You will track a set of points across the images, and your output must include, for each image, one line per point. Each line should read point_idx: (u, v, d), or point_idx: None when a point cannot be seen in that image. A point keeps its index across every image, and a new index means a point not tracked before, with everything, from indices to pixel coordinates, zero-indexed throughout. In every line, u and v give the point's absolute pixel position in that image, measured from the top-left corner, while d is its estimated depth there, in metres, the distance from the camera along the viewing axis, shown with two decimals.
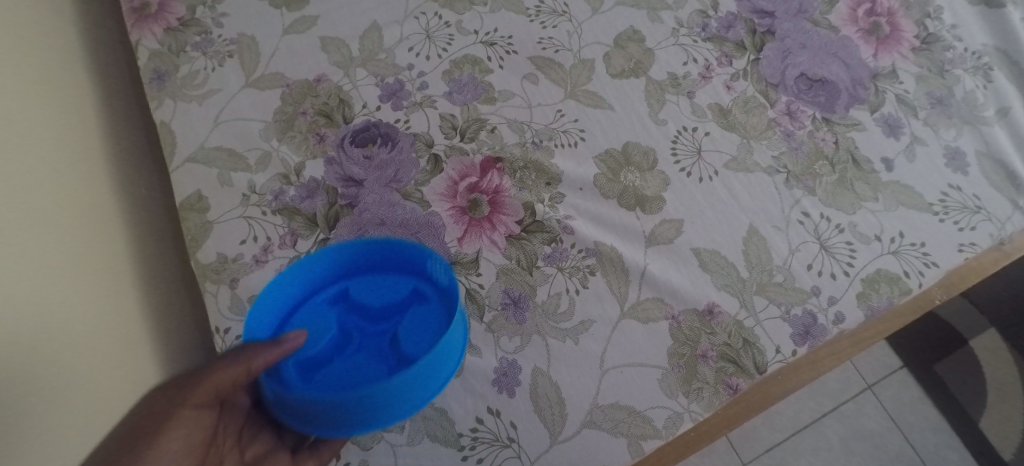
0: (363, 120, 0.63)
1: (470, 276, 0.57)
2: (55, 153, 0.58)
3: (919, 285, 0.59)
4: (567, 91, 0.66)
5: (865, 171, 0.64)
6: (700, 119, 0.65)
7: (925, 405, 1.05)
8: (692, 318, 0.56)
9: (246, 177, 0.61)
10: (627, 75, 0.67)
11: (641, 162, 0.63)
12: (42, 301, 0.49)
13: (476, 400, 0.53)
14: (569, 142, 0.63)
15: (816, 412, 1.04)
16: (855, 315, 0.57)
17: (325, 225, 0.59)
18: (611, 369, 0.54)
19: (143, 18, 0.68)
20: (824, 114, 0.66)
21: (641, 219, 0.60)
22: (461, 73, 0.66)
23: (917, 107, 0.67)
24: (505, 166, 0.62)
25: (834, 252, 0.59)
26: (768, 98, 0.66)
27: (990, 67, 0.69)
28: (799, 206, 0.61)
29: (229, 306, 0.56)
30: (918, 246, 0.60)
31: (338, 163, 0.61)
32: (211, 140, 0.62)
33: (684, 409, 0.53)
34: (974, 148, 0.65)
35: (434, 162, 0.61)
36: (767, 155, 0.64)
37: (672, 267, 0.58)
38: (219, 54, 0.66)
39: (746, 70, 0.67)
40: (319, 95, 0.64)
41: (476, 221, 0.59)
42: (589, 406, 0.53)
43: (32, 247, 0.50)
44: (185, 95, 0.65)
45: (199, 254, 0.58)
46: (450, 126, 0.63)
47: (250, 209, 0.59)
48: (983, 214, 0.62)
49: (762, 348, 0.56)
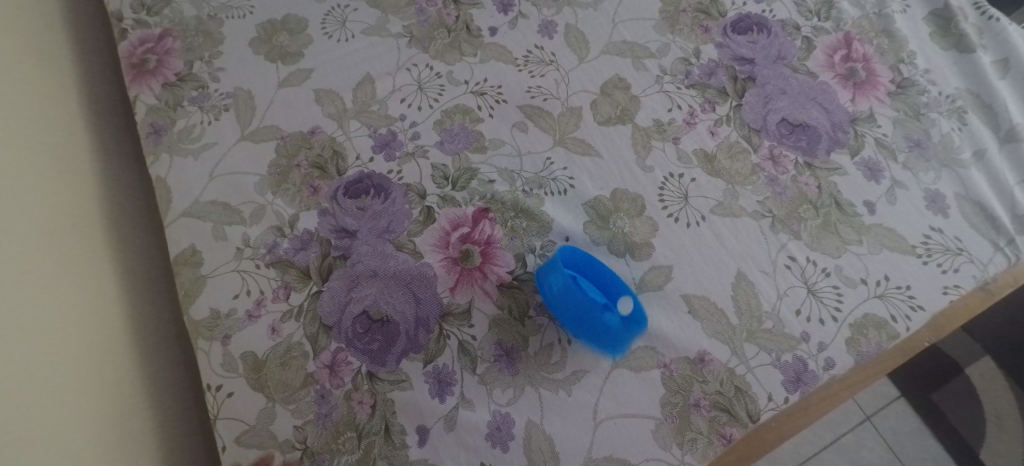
0: (357, 172, 0.65)
1: (463, 328, 0.57)
2: (56, 204, 0.58)
3: (906, 329, 0.60)
4: (556, 139, 0.68)
5: (848, 214, 0.65)
6: (686, 165, 0.67)
7: (924, 437, 1.04)
8: (684, 366, 0.57)
9: (240, 231, 0.62)
10: (614, 123, 0.69)
11: (630, 209, 0.64)
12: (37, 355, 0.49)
13: (470, 455, 0.53)
14: (559, 189, 0.65)
15: (817, 444, 1.03)
16: (845, 361, 0.58)
17: (318, 277, 0.59)
18: (605, 420, 0.54)
19: (141, 73, 0.70)
20: (806, 159, 0.68)
21: (631, 265, 0.61)
22: (453, 123, 0.68)
23: (895, 150, 0.69)
24: (496, 215, 0.63)
25: (822, 297, 0.60)
26: (751, 144, 0.68)
27: (964, 110, 0.72)
28: (785, 250, 0.63)
29: (221, 363, 0.56)
30: (903, 289, 0.62)
31: (331, 214, 0.62)
32: (207, 195, 0.63)
33: (678, 461, 0.54)
34: (953, 190, 0.67)
35: (427, 213, 0.63)
36: (752, 199, 0.65)
37: (663, 314, 0.59)
38: (215, 108, 0.68)
39: (729, 115, 0.70)
40: (313, 147, 0.66)
41: (468, 272, 0.60)
42: (583, 459, 0.53)
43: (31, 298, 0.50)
44: (181, 149, 0.66)
45: (192, 309, 0.59)
46: (442, 176, 0.65)
47: (243, 262, 0.60)
48: (965, 256, 0.64)
49: (754, 396, 0.56)
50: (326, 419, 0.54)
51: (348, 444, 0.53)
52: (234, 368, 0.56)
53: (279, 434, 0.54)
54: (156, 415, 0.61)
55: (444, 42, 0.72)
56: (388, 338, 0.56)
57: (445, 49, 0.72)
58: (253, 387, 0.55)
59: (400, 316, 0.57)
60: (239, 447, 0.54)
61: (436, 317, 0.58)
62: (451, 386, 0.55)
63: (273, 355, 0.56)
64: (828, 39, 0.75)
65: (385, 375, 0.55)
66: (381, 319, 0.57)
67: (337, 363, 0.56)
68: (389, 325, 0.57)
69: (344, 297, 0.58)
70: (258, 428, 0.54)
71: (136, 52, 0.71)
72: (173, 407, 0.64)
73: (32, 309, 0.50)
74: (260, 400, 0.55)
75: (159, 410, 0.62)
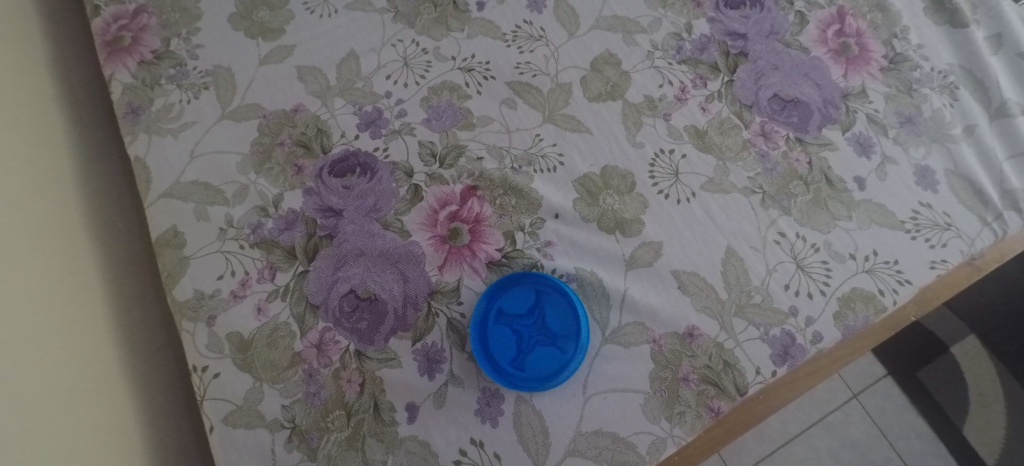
0: (342, 150, 0.63)
1: (451, 305, 0.57)
2: (37, 181, 0.57)
3: (893, 302, 0.60)
4: (545, 116, 0.67)
5: (838, 190, 0.65)
6: (677, 140, 0.66)
7: (909, 413, 1.06)
8: (673, 341, 0.57)
9: (223, 211, 0.61)
10: (604, 99, 0.68)
11: (620, 186, 0.64)
12: (27, 331, 0.49)
13: (460, 431, 0.53)
14: (548, 166, 0.64)
15: (803, 422, 1.05)
16: (833, 334, 0.58)
17: (303, 257, 0.58)
18: (594, 395, 0.55)
19: (116, 51, 0.68)
20: (798, 135, 0.67)
21: (621, 242, 0.61)
22: (440, 99, 0.66)
23: (886, 126, 0.69)
24: (485, 193, 0.62)
25: (811, 272, 0.61)
26: (743, 120, 0.68)
27: (956, 86, 0.71)
28: (775, 226, 0.62)
29: (207, 343, 0.56)
30: (891, 263, 0.62)
31: (316, 193, 0.61)
32: (188, 175, 0.62)
33: (667, 434, 0.54)
34: (942, 166, 0.67)
35: (414, 191, 0.62)
36: (742, 175, 0.65)
37: (652, 290, 0.59)
38: (194, 86, 0.66)
39: (721, 91, 0.69)
40: (296, 125, 0.64)
41: (456, 250, 0.59)
42: (572, 433, 0.54)
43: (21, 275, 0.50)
44: (160, 128, 0.64)
45: (175, 291, 0.58)
46: (429, 153, 0.64)
47: (228, 243, 0.59)
48: (953, 231, 0.64)
49: (742, 369, 0.57)
50: (315, 397, 0.54)
51: (337, 423, 0.53)
52: (221, 348, 0.56)
53: (267, 413, 0.54)
54: (144, 398, 0.60)
55: (430, 17, 0.70)
56: (375, 317, 0.56)
57: (430, 24, 0.70)
58: (240, 367, 0.55)
59: (388, 295, 0.57)
60: (227, 426, 0.54)
61: (424, 295, 0.57)
62: (440, 363, 0.55)
63: (259, 335, 0.56)
64: (821, 13, 0.74)
65: (374, 354, 0.55)
66: (368, 297, 0.57)
67: (325, 342, 0.56)
68: (376, 304, 0.57)
69: (330, 276, 0.58)
70: (246, 408, 0.54)
71: (111, 29, 0.69)
72: (161, 389, 0.63)
73: (21, 287, 0.50)
74: (248, 379, 0.55)
75: (146, 393, 0.61)
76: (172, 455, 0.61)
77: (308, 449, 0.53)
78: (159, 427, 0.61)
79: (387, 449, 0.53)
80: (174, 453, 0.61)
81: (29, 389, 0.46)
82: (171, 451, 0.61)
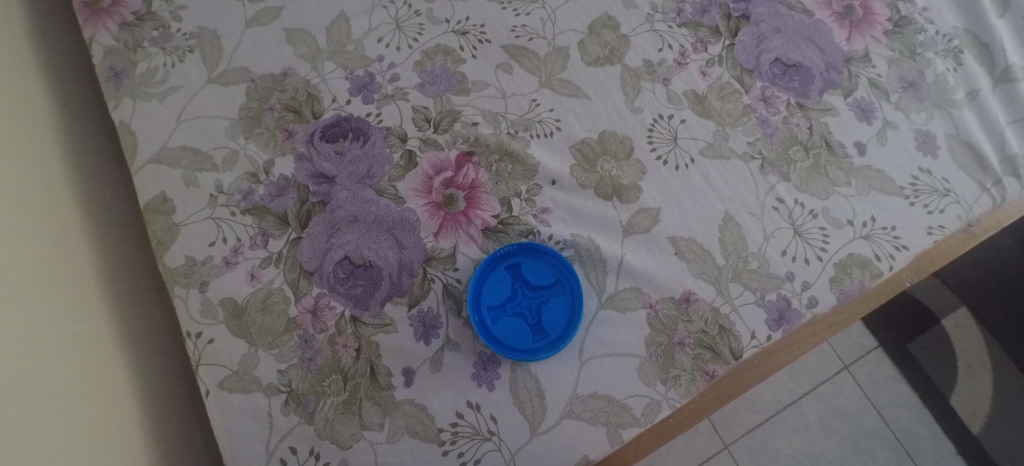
0: (334, 115, 0.62)
1: (447, 271, 0.57)
2: (20, 143, 0.55)
3: (889, 268, 0.60)
4: (542, 81, 0.65)
5: (838, 156, 0.64)
6: (676, 106, 0.65)
7: (898, 383, 1.08)
8: (669, 306, 0.57)
9: (212, 177, 0.60)
10: (602, 63, 0.66)
11: (617, 151, 0.63)
12: (23, 293, 0.48)
13: (456, 395, 0.54)
14: (545, 132, 0.63)
15: (794, 393, 1.07)
16: (828, 299, 0.58)
17: (296, 224, 0.58)
18: (590, 359, 0.55)
19: (95, 12, 0.65)
20: (798, 100, 0.66)
21: (618, 209, 0.60)
22: (433, 63, 0.65)
23: (889, 91, 0.67)
24: (480, 159, 0.61)
25: (808, 238, 0.60)
26: (743, 85, 0.66)
27: (961, 50, 0.70)
28: (774, 192, 0.62)
29: (200, 310, 0.56)
30: (889, 230, 0.61)
31: (308, 159, 0.60)
32: (175, 140, 0.61)
33: (662, 397, 0.54)
34: (943, 131, 0.66)
35: (408, 157, 0.61)
36: (742, 141, 0.64)
37: (649, 257, 0.59)
38: (179, 49, 0.64)
39: (722, 55, 0.67)
40: (286, 90, 0.63)
41: (451, 216, 0.59)
42: (569, 397, 0.54)
43: (10, 238, 0.49)
44: (144, 93, 0.63)
45: (166, 258, 0.57)
46: (423, 118, 0.62)
47: (218, 210, 0.58)
48: (952, 197, 0.63)
49: (737, 334, 0.57)
50: (311, 362, 0.54)
51: (334, 387, 0.54)
52: (214, 314, 0.55)
53: (263, 378, 0.54)
54: (139, 365, 0.60)
55: None
56: (371, 283, 0.56)
57: None
58: (235, 333, 0.55)
59: (383, 261, 0.57)
60: (223, 392, 0.54)
61: (420, 261, 0.57)
62: (436, 329, 0.55)
63: (253, 301, 0.56)
64: None
65: (369, 320, 0.55)
66: (363, 264, 0.56)
67: (320, 308, 0.55)
68: (371, 270, 0.56)
69: (324, 243, 0.57)
70: (241, 373, 0.54)
71: None
72: (155, 357, 0.63)
73: (12, 249, 0.49)
74: (243, 345, 0.55)
75: (141, 360, 0.61)
76: (167, 421, 0.61)
77: (305, 413, 0.53)
78: (154, 394, 0.61)
79: (384, 413, 0.53)
80: (170, 419, 0.62)
81: (26, 350, 0.47)
82: (167, 417, 0.61)
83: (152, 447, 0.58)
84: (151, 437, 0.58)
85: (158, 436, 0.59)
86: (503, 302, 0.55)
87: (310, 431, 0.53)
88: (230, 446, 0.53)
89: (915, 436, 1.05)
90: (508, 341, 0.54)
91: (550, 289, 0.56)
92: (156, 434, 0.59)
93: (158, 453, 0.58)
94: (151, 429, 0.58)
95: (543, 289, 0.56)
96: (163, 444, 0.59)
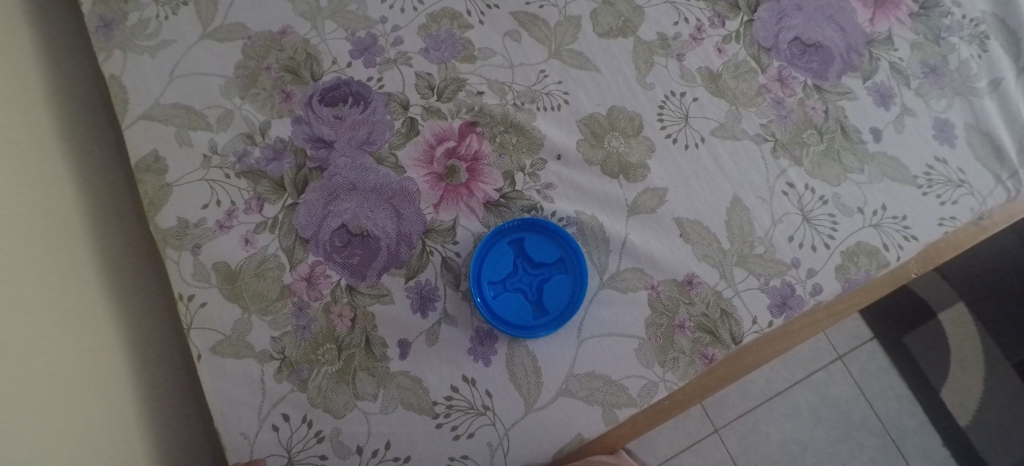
0: (333, 78, 0.60)
1: (447, 245, 0.56)
2: (9, 92, 0.53)
3: (896, 258, 0.59)
4: (551, 51, 0.62)
5: (852, 141, 0.62)
6: (688, 83, 0.63)
7: (891, 374, 1.08)
8: (671, 288, 0.56)
9: (206, 137, 0.58)
10: (614, 35, 0.63)
11: (626, 128, 0.61)
12: (14, 249, 0.48)
13: (451, 369, 0.53)
14: (552, 105, 0.61)
15: (787, 380, 1.07)
16: (832, 287, 0.57)
17: (293, 190, 0.56)
18: (588, 339, 0.54)
19: None
20: (815, 82, 0.63)
21: (624, 187, 0.59)
22: (439, 28, 0.62)
23: (909, 76, 0.65)
24: (484, 130, 0.59)
25: (816, 224, 0.59)
26: (760, 64, 0.64)
27: (987, 36, 0.67)
28: (784, 177, 0.60)
29: (193, 273, 0.55)
30: (899, 219, 0.60)
31: (306, 123, 0.58)
32: (167, 97, 0.59)
33: (659, 379, 0.54)
34: (963, 120, 0.64)
35: (410, 125, 0.59)
36: (755, 122, 0.62)
37: (653, 238, 0.57)
38: (172, 1, 0.61)
39: (739, 32, 0.64)
40: (284, 49, 0.60)
41: (452, 188, 0.57)
42: (565, 375, 0.54)
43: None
44: (135, 46, 0.60)
45: (158, 218, 0.56)
46: (426, 85, 0.60)
47: (212, 172, 0.57)
48: (966, 188, 0.62)
49: (738, 319, 0.56)
50: (305, 331, 0.54)
51: (327, 356, 0.53)
52: (207, 278, 0.55)
53: (256, 344, 0.53)
54: (129, 326, 0.60)
55: None
56: (368, 253, 0.55)
57: None
58: (228, 297, 0.54)
59: (381, 232, 0.55)
60: (215, 356, 0.53)
61: (419, 233, 0.55)
62: (434, 301, 0.54)
63: (246, 266, 0.55)
64: None
65: (365, 290, 0.54)
66: (361, 233, 0.55)
67: (315, 276, 0.54)
68: (368, 240, 0.55)
69: (321, 210, 0.56)
70: (234, 338, 0.53)
71: None
72: (145, 320, 0.62)
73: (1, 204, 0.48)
74: (236, 310, 0.54)
75: (131, 322, 0.60)
76: (157, 384, 0.61)
77: (298, 380, 0.53)
78: (145, 357, 0.60)
79: (378, 384, 0.53)
80: (160, 382, 0.61)
81: (19, 307, 0.46)
82: (157, 381, 0.61)
83: (142, 409, 0.57)
84: (141, 399, 0.58)
85: (147, 398, 0.59)
86: (502, 278, 0.54)
87: (302, 399, 0.52)
88: (221, 411, 0.52)
89: (905, 427, 1.06)
90: (507, 317, 0.53)
91: (551, 267, 0.55)
92: (146, 396, 0.58)
93: (148, 415, 0.58)
94: (141, 391, 0.58)
95: (544, 266, 0.55)
96: (153, 407, 0.59)
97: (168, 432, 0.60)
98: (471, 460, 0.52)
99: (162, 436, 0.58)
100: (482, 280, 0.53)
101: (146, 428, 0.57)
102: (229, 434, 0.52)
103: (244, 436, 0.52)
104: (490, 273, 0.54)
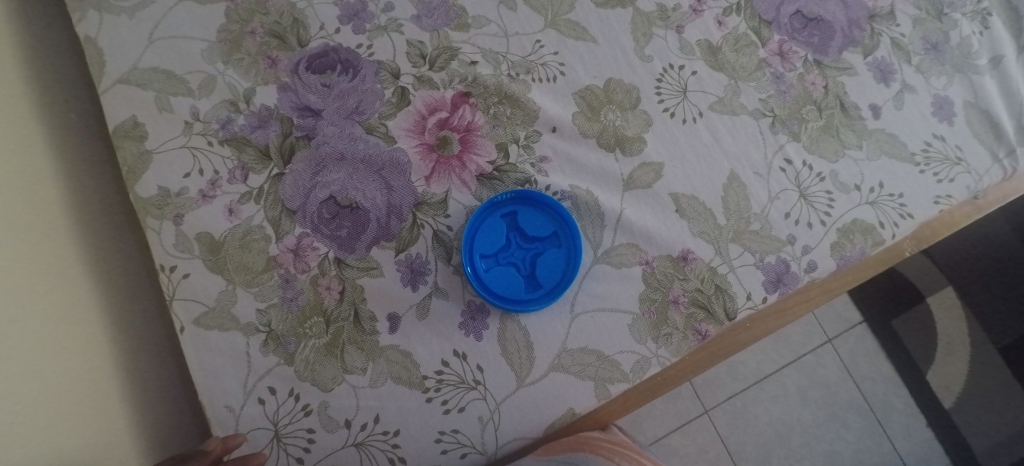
0: (321, 45, 0.58)
1: (438, 218, 0.54)
2: None
3: (892, 236, 0.58)
4: (547, 21, 0.60)
5: (851, 117, 0.61)
6: (687, 56, 0.61)
7: (879, 355, 1.09)
8: (666, 264, 0.55)
9: (188, 103, 0.56)
10: (613, 6, 0.61)
11: (623, 101, 0.59)
12: None
13: (442, 343, 0.52)
14: (548, 76, 0.59)
15: (777, 362, 1.08)
16: (826, 265, 0.57)
17: (279, 159, 0.55)
18: (581, 314, 0.54)
19: None
20: (816, 57, 0.62)
21: (620, 162, 0.58)
22: None
23: (911, 52, 0.63)
24: (478, 101, 0.58)
25: (813, 201, 0.58)
26: (760, 37, 0.62)
27: (989, 12, 0.65)
28: (782, 152, 0.59)
29: (175, 243, 0.53)
30: (895, 197, 0.59)
31: (293, 91, 0.56)
32: (146, 61, 0.57)
33: (652, 354, 0.54)
34: (962, 97, 0.63)
35: (400, 94, 0.57)
36: (754, 97, 0.60)
37: (649, 213, 0.56)
38: None
39: (740, 4, 0.63)
40: (269, 13, 0.58)
41: (445, 160, 0.56)
42: (557, 350, 0.53)
43: None
44: (111, 6, 0.58)
45: (137, 187, 0.54)
46: (418, 54, 0.58)
47: (194, 139, 0.55)
48: (962, 166, 0.61)
49: (733, 294, 0.55)
50: (292, 303, 0.52)
51: (315, 329, 0.52)
52: (189, 248, 0.53)
53: (241, 317, 0.52)
54: (113, 300, 0.58)
55: None
56: (356, 226, 0.53)
57: None
58: (211, 268, 0.53)
59: (370, 204, 0.54)
60: (199, 329, 0.52)
61: (409, 205, 0.54)
62: (425, 275, 0.53)
63: (230, 237, 0.53)
64: None
65: (354, 262, 0.53)
66: (349, 205, 0.54)
67: (302, 248, 0.53)
68: (357, 212, 0.53)
69: (308, 181, 0.54)
70: (219, 310, 0.52)
71: None
72: (128, 295, 0.60)
73: None
74: (220, 282, 0.53)
75: (115, 296, 0.59)
76: (143, 357, 0.59)
77: (286, 354, 0.52)
78: (130, 330, 0.59)
79: (368, 358, 0.52)
80: (147, 357, 0.60)
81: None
82: (143, 356, 0.59)
83: (127, 382, 0.56)
84: (124, 372, 0.56)
85: (131, 373, 0.57)
86: (495, 250, 0.53)
87: (289, 372, 0.52)
88: (206, 384, 0.52)
89: (890, 408, 1.07)
90: (498, 290, 0.52)
91: (545, 242, 0.53)
92: (131, 370, 0.57)
93: (132, 389, 0.56)
94: (125, 364, 0.57)
95: (538, 241, 0.53)
96: (138, 382, 0.58)
97: (156, 407, 0.58)
98: (462, 434, 0.52)
99: (148, 410, 0.57)
100: (475, 252, 0.52)
101: (129, 403, 0.56)
102: (213, 408, 0.51)
103: (229, 409, 0.51)
104: (483, 246, 0.53)
